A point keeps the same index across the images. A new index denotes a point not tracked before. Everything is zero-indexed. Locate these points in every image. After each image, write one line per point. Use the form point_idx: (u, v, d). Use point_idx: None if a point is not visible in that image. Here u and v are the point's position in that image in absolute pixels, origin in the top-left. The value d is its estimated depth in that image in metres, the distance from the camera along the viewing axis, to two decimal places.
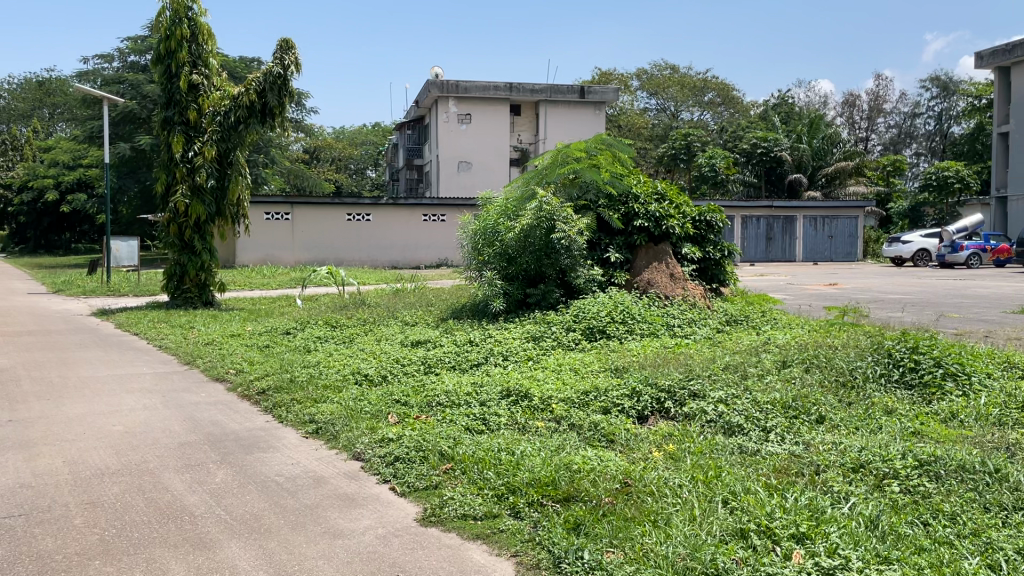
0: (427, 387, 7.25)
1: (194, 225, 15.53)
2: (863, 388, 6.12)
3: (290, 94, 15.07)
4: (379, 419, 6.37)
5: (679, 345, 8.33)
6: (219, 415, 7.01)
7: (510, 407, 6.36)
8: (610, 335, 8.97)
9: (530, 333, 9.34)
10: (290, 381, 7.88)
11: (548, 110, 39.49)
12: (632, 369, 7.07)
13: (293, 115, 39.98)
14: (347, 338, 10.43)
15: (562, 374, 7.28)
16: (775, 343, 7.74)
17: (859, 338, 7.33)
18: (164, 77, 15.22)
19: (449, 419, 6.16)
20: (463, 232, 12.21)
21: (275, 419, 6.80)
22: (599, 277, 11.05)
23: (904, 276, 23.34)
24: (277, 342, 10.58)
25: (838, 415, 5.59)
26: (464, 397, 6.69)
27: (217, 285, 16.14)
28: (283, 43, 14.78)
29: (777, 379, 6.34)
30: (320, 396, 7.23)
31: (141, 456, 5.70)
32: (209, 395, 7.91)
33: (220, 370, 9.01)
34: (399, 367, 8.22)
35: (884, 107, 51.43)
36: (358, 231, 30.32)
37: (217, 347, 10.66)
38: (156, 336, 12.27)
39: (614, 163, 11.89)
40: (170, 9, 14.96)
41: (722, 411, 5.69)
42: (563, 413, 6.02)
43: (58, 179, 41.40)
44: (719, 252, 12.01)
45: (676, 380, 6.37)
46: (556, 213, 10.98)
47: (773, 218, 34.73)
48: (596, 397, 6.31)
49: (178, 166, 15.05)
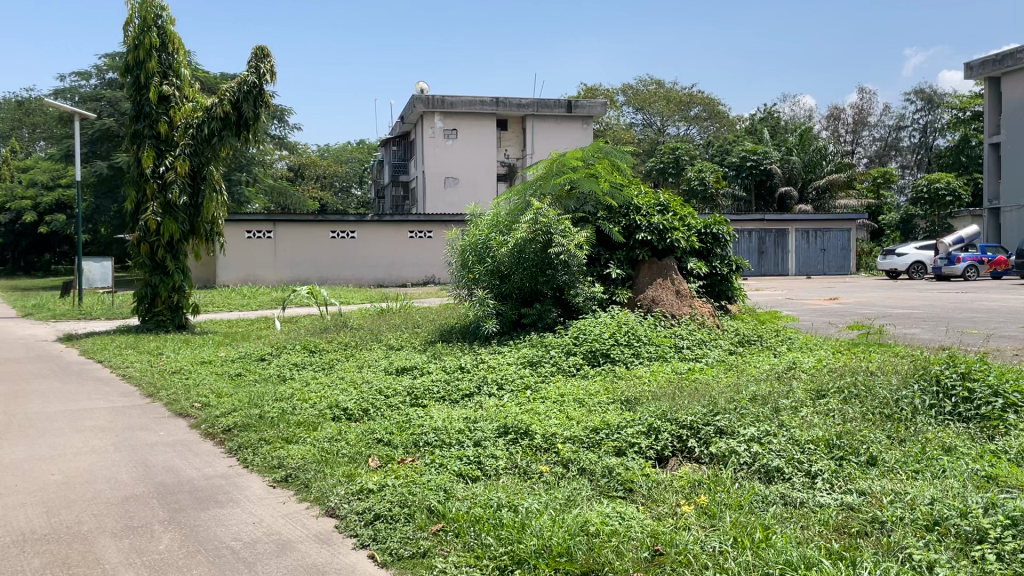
0: (414, 422, 6.40)
1: (166, 245, 14.62)
2: (914, 422, 5.33)
3: (265, 105, 14.26)
4: (358, 463, 5.50)
5: (693, 370, 7.51)
6: (176, 460, 6.14)
7: (509, 447, 5.53)
8: (616, 359, 8.16)
9: (526, 358, 8.52)
10: (259, 417, 6.98)
11: (535, 124, 38.87)
12: (645, 401, 6.22)
13: (276, 131, 39.11)
14: (326, 364, 9.57)
15: (566, 406, 6.46)
16: (801, 368, 6.96)
17: (898, 362, 6.59)
18: (133, 89, 14.39)
19: (439, 463, 5.31)
20: (451, 248, 11.37)
21: (240, 464, 5.94)
22: (599, 295, 10.29)
23: (903, 291, 22.80)
24: (250, 370, 9.71)
25: (892, 455, 4.81)
26: (455, 435, 5.84)
27: (190, 307, 15.24)
28: (258, 51, 14.00)
29: (814, 412, 5.52)
30: (292, 434, 6.34)
31: (74, 516, 4.84)
32: (168, 434, 7.05)
33: (183, 404, 8.11)
34: (383, 399, 7.34)
35: (869, 120, 51.22)
36: (341, 250, 29.43)
37: (183, 377, 9.78)
38: (120, 364, 11.36)
39: (613, 173, 11.14)
40: (137, 19, 14.18)
41: (758, 452, 4.89)
42: (570, 454, 5.21)
43: (36, 200, 40.30)
44: (726, 267, 11.30)
45: (699, 413, 5.56)
46: (552, 226, 10.18)
47: (765, 231, 34.19)
48: (608, 434, 5.49)
49: (148, 183, 14.21)
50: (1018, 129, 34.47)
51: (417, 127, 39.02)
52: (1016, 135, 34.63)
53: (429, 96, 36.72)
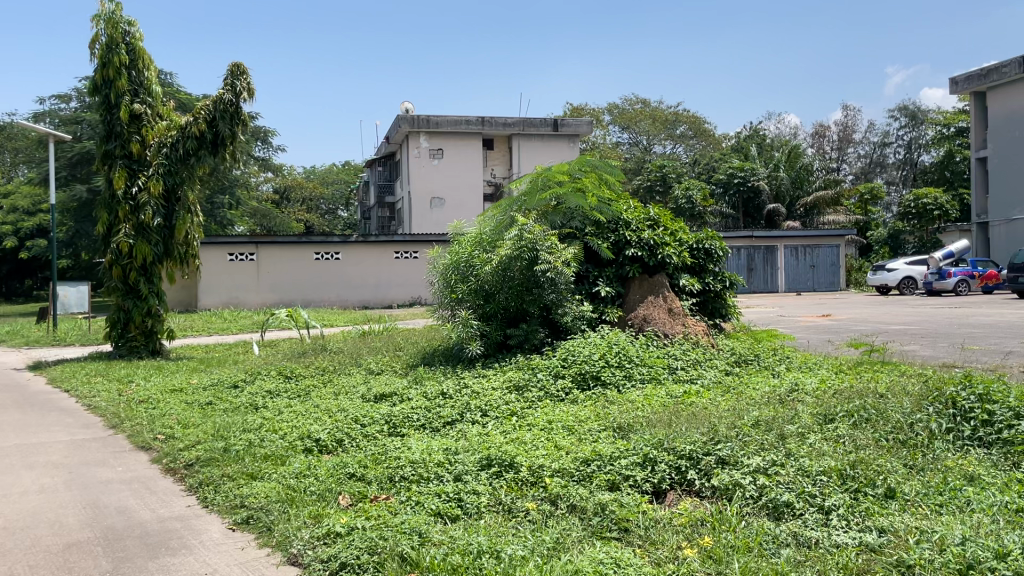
0: (391, 453, 5.93)
1: (140, 267, 14.11)
2: (931, 449, 4.90)
3: (242, 123, 13.85)
4: (327, 502, 5.03)
5: (689, 393, 7.05)
6: (130, 500, 5.64)
7: (492, 482, 5.07)
8: (607, 382, 7.71)
9: (511, 383, 8.04)
10: (224, 450, 6.47)
11: (521, 143, 38.61)
12: (639, 428, 5.77)
13: (259, 152, 38.62)
14: (302, 391, 9.05)
15: (554, 434, 6.00)
16: (805, 389, 6.52)
17: (907, 382, 6.19)
18: (102, 109, 13.95)
19: (415, 501, 4.84)
20: (433, 268, 10.91)
21: (199, 504, 5.44)
22: (588, 314, 9.89)
23: (896, 306, 22.49)
24: (221, 398, 9.18)
25: (912, 487, 4.37)
26: (434, 468, 5.36)
27: (166, 332, 14.69)
28: (233, 68, 13.59)
29: (822, 439, 5.09)
30: (258, 469, 5.85)
31: (5, 568, 4.33)
32: (126, 470, 6.54)
33: (145, 437, 7.58)
34: (359, 429, 6.85)
35: (854, 137, 51.36)
36: (325, 271, 28.91)
37: (151, 406, 9.24)
38: (87, 393, 10.80)
39: (601, 187, 10.76)
40: (104, 36, 13.74)
41: (764, 485, 4.45)
42: (558, 490, 4.75)
43: (16, 225, 39.58)
44: (719, 283, 10.94)
45: (698, 441, 5.11)
46: (539, 242, 9.74)
47: (754, 248, 33.94)
48: (599, 466, 5.02)
49: (120, 205, 13.73)
50: (1004, 143, 34.45)
51: (402, 147, 38.68)
52: (1002, 149, 34.61)
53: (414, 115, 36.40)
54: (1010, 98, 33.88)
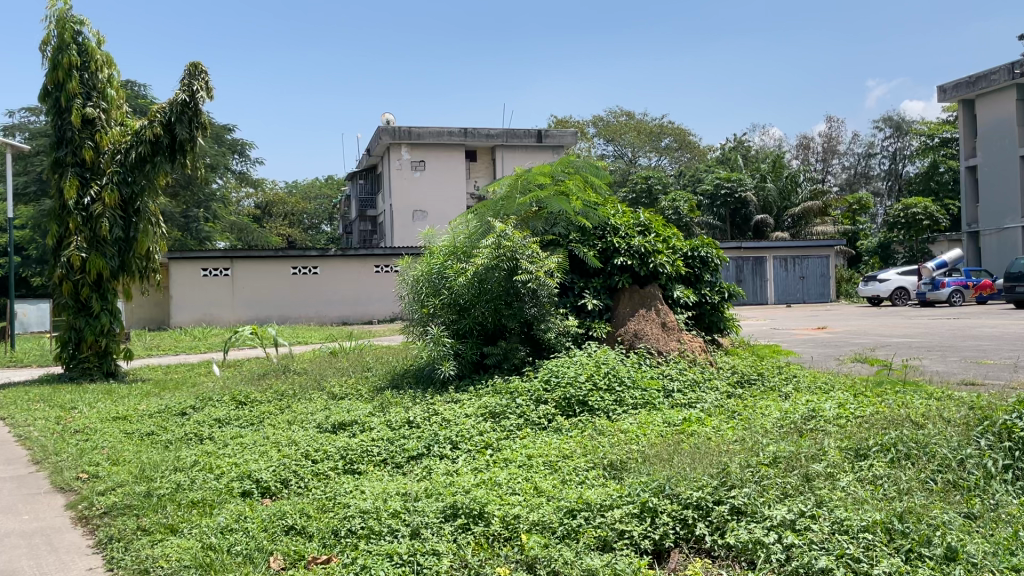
0: (340, 498, 5.00)
1: (93, 283, 13.14)
2: (989, 493, 4.03)
3: (201, 126, 12.91)
4: (254, 566, 4.10)
5: (690, 420, 6.16)
6: (23, 560, 4.66)
7: (456, 537, 4.15)
8: (595, 408, 6.81)
9: (487, 409, 7.11)
10: (146, 496, 5.50)
11: (505, 154, 37.82)
12: (634, 467, 4.87)
13: (237, 166, 37.55)
14: (255, 419, 8.11)
15: (534, 473, 5.10)
16: (827, 416, 5.65)
17: (945, 407, 5.35)
18: (53, 113, 12.98)
19: (362, 566, 3.91)
20: (402, 280, 9.99)
21: (104, 566, 4.46)
22: (574, 330, 9.05)
23: (891, 317, 21.83)
24: (164, 428, 8.21)
25: (980, 544, 3.47)
26: (388, 520, 4.42)
27: (122, 352, 13.66)
28: (192, 67, 12.65)
29: (856, 481, 4.22)
30: (179, 521, 4.89)
31: None
32: (32, 519, 5.54)
33: (68, 476, 6.58)
34: (307, 467, 5.89)
35: (839, 149, 51.04)
36: (302, 287, 27.81)
37: (85, 437, 8.25)
38: (22, 421, 9.75)
39: (586, 190, 9.91)
40: (55, 37, 12.79)
41: (794, 545, 3.55)
42: (537, 551, 3.80)
43: None
44: (716, 295, 10.12)
45: (707, 486, 4.22)
46: (519, 250, 8.85)
47: (743, 259, 33.18)
48: (588, 519, 4.10)
49: (71, 215, 12.75)
50: (994, 151, 34.02)
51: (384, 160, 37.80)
52: (992, 157, 34.16)
53: (395, 127, 35.62)
54: (998, 105, 33.53)
